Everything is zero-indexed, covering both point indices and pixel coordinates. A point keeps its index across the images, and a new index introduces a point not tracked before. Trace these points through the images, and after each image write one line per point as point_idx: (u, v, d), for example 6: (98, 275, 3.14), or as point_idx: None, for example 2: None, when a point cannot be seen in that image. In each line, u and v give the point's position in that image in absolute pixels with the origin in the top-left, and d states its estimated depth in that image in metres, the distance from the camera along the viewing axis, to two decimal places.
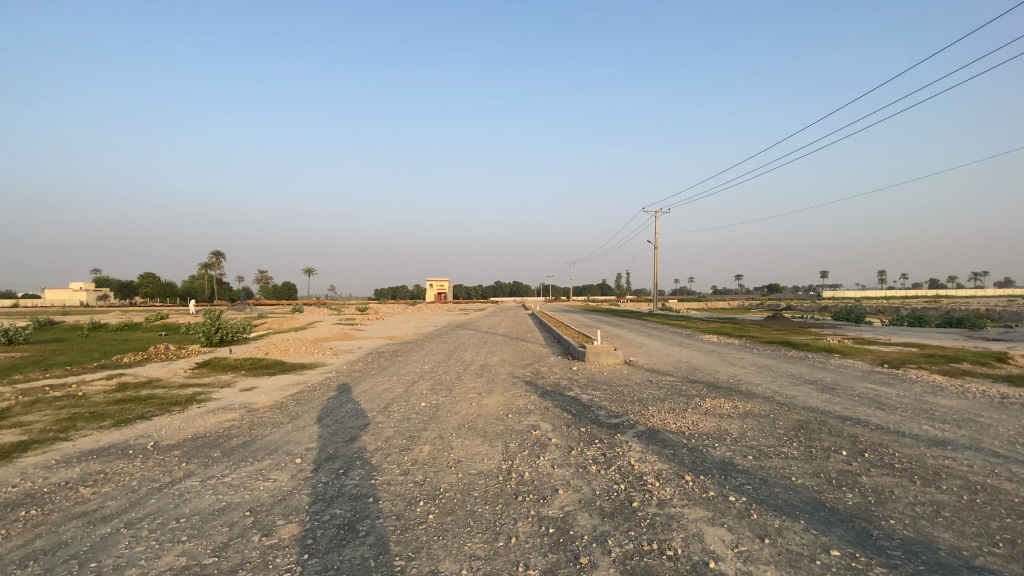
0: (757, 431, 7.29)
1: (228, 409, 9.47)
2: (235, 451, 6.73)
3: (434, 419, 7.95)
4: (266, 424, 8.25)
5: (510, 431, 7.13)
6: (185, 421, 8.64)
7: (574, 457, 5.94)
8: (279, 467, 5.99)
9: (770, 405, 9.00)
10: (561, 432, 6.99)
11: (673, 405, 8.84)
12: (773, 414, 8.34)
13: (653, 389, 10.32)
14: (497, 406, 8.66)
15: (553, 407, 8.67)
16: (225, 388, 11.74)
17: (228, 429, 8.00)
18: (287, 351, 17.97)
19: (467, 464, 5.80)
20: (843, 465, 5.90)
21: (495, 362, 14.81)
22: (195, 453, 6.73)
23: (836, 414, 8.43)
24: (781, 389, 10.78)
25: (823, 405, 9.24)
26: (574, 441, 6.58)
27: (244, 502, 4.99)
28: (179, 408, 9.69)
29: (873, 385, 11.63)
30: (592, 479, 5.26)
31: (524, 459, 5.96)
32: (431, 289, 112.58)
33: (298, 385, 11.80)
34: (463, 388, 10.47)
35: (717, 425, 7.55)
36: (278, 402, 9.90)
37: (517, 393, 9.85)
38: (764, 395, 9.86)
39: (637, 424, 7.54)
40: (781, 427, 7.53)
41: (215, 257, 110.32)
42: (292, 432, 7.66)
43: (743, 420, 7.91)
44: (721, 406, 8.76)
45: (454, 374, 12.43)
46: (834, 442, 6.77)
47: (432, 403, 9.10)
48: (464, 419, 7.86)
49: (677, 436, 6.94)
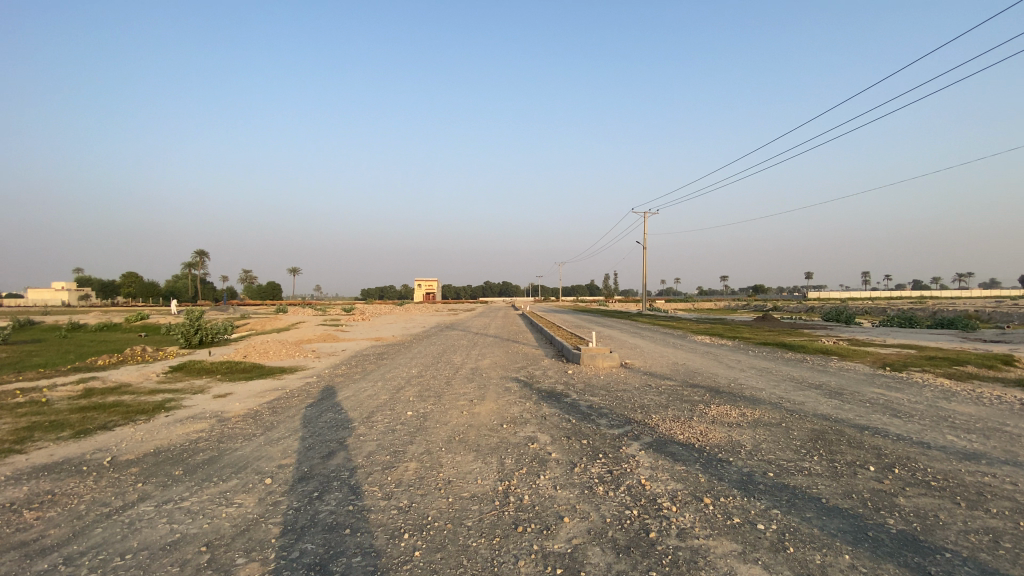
0: (771, 443, 6.72)
1: (198, 419, 8.73)
2: (199, 469, 6.02)
3: (421, 431, 7.29)
4: (237, 436, 7.54)
5: (505, 444, 6.49)
6: (148, 432, 7.89)
7: (577, 476, 5.33)
8: (245, 489, 5.29)
9: (781, 413, 8.44)
10: (561, 445, 6.37)
11: (678, 412, 8.27)
12: (785, 423, 7.81)
13: (654, 394, 9.75)
14: (490, 415, 8.03)
15: (550, 415, 8.06)
16: (198, 395, 10.97)
17: (195, 441, 7.27)
18: (267, 354, 17.20)
19: (457, 486, 5.17)
20: (875, 486, 5.33)
21: (486, 365, 14.15)
22: (153, 469, 6.00)
23: (851, 423, 7.91)
24: (788, 394, 10.25)
25: (837, 412, 8.71)
26: (576, 456, 5.96)
27: (202, 534, 4.30)
28: (146, 417, 8.93)
29: (881, 389, 11.15)
30: (600, 504, 4.65)
31: (522, 478, 5.34)
32: (419, 289, 111.63)
33: (276, 392, 11.04)
34: (452, 395, 9.80)
35: (728, 436, 6.98)
36: (253, 411, 9.17)
37: (510, 400, 9.20)
38: (772, 401, 9.33)
39: (644, 435, 6.94)
40: (797, 438, 6.97)
41: (200, 256, 108.73)
42: (264, 446, 6.97)
43: (755, 430, 7.33)
44: (729, 414, 8.21)
45: (443, 379, 11.77)
46: (858, 456, 6.24)
47: (419, 412, 8.45)
48: (454, 431, 7.22)
49: (688, 448, 6.36)
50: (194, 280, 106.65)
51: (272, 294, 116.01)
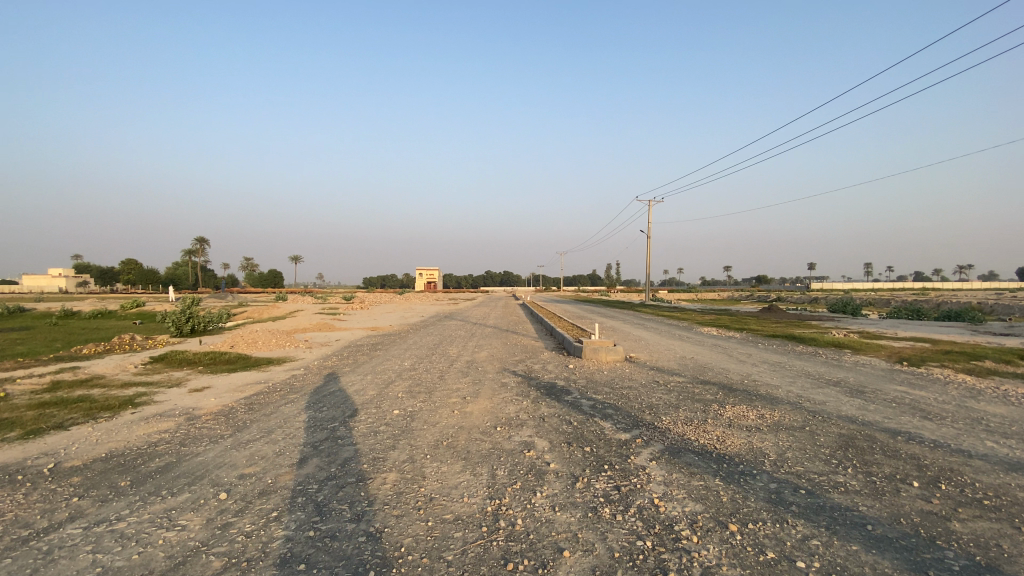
0: (797, 451, 5.97)
1: (164, 417, 8.04)
2: (147, 480, 5.40)
3: (405, 434, 6.55)
4: (202, 438, 6.84)
5: (497, 452, 5.75)
6: (107, 432, 7.22)
7: (578, 494, 4.58)
8: (194, 507, 4.64)
9: (803, 415, 7.66)
10: (561, 454, 5.63)
11: (689, 414, 7.51)
12: (809, 426, 7.06)
13: (662, 392, 8.98)
14: (483, 416, 7.27)
15: (549, 415, 7.32)
16: (173, 389, 10.29)
17: (154, 446, 6.58)
18: (255, 344, 16.50)
19: (439, 505, 4.43)
20: (922, 507, 4.54)
21: (483, 358, 13.42)
22: (96, 481, 5.45)
23: (881, 427, 7.11)
24: (805, 393, 9.48)
25: (862, 413, 7.93)
26: (578, 468, 5.22)
27: (127, 568, 3.60)
28: (109, 414, 8.25)
29: (905, 387, 10.33)
30: (607, 532, 3.92)
31: (516, 495, 4.60)
32: (420, 278, 111.06)
33: (257, 386, 10.36)
34: (444, 392, 9.07)
35: (748, 444, 6.21)
36: (227, 409, 8.46)
37: (506, 397, 8.45)
38: (790, 401, 8.56)
39: (654, 441, 6.19)
40: (824, 446, 6.20)
41: (200, 244, 108.06)
42: (229, 451, 6.26)
43: (778, 436, 6.56)
44: (745, 416, 7.45)
45: (436, 373, 11.02)
46: (897, 468, 5.46)
47: (406, 412, 7.70)
48: (443, 434, 6.48)
49: (705, 458, 5.60)
50: (194, 267, 106.12)
51: (273, 282, 115.30)
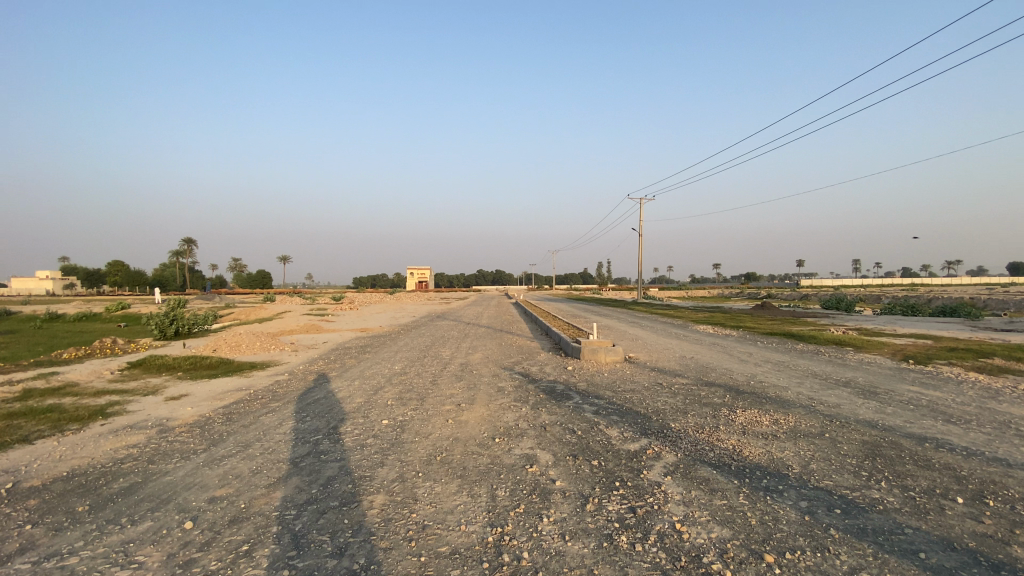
0: (822, 462, 5.50)
1: (135, 428, 7.44)
2: (108, 505, 4.77)
3: (395, 447, 6.02)
4: (173, 454, 6.25)
5: (495, 468, 5.22)
6: (71, 447, 6.61)
7: (590, 519, 4.07)
8: (156, 539, 4.08)
9: (819, 419, 7.20)
10: (567, 469, 5.12)
11: (700, 420, 7.02)
12: (828, 432, 6.59)
13: (668, 396, 8.49)
14: (479, 426, 6.75)
15: (551, 423, 6.81)
16: (149, 397, 9.67)
17: (122, 462, 6.00)
18: (239, 347, 15.87)
19: (434, 534, 3.90)
20: (975, 528, 4.07)
21: (477, 360, 12.89)
22: (51, 504, 4.87)
23: (906, 433, 6.65)
24: (817, 394, 9.02)
25: (882, 417, 7.47)
26: (587, 486, 4.70)
27: None
28: (77, 426, 7.65)
29: (918, 388, 9.90)
30: (627, 567, 3.41)
31: (520, 521, 4.08)
32: (410, 278, 110.28)
33: (238, 393, 9.77)
34: (437, 398, 8.52)
35: (768, 453, 5.73)
36: (203, 419, 7.87)
37: (504, 404, 7.94)
38: (803, 404, 8.10)
39: (667, 452, 5.68)
40: (850, 456, 5.73)
41: (188, 245, 106.76)
42: (202, 469, 5.69)
43: (798, 444, 6.08)
44: (759, 421, 6.97)
45: (428, 378, 10.48)
46: (935, 483, 4.99)
47: (396, 421, 7.15)
48: (437, 447, 5.96)
49: (725, 472, 5.10)
50: (182, 268, 104.68)
51: (262, 283, 114.26)
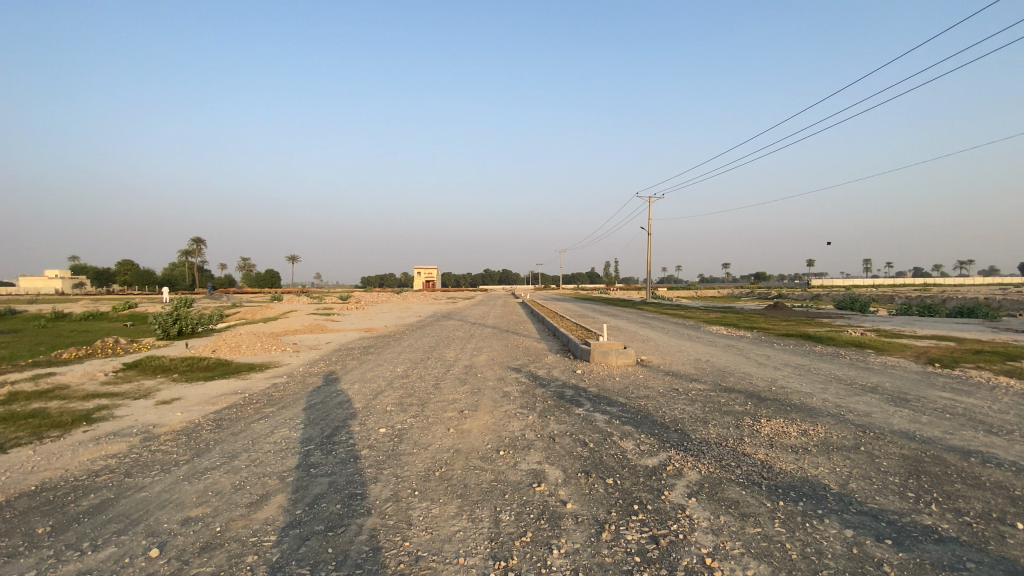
0: (862, 481, 4.96)
1: (118, 437, 7.00)
2: (71, 526, 4.31)
3: (392, 460, 5.54)
4: (152, 466, 5.80)
5: (500, 486, 4.72)
6: (47, 457, 6.18)
7: (606, 552, 3.56)
8: (117, 569, 3.61)
9: (851, 430, 6.63)
10: (579, 489, 4.61)
11: (722, 432, 6.48)
12: (863, 445, 6.04)
13: (684, 404, 7.96)
14: (483, 436, 6.25)
15: (560, 434, 6.31)
16: (140, 401, 9.25)
17: (97, 475, 5.56)
18: (239, 348, 15.48)
19: (429, 569, 3.41)
20: None
21: (482, 362, 12.40)
22: (9, 524, 4.41)
23: (948, 446, 6.08)
24: (844, 401, 8.44)
25: (917, 427, 6.90)
26: (602, 510, 4.20)
27: None
28: (58, 433, 7.23)
29: (950, 394, 9.30)
30: None
31: (528, 553, 3.58)
32: (418, 279, 109.97)
33: (232, 397, 9.32)
34: (438, 404, 8.03)
35: (801, 470, 5.20)
36: (191, 426, 7.43)
37: (509, 411, 7.44)
38: (832, 413, 7.54)
39: (690, 468, 5.15)
40: (892, 473, 5.18)
41: (197, 245, 107.21)
42: (182, 483, 5.23)
43: (831, 459, 5.54)
44: (786, 433, 6.43)
45: (431, 382, 9.97)
46: (992, 507, 4.43)
47: (394, 430, 6.67)
48: (436, 460, 5.47)
49: (756, 492, 4.58)
50: (191, 268, 105.11)
51: (270, 282, 114.40)
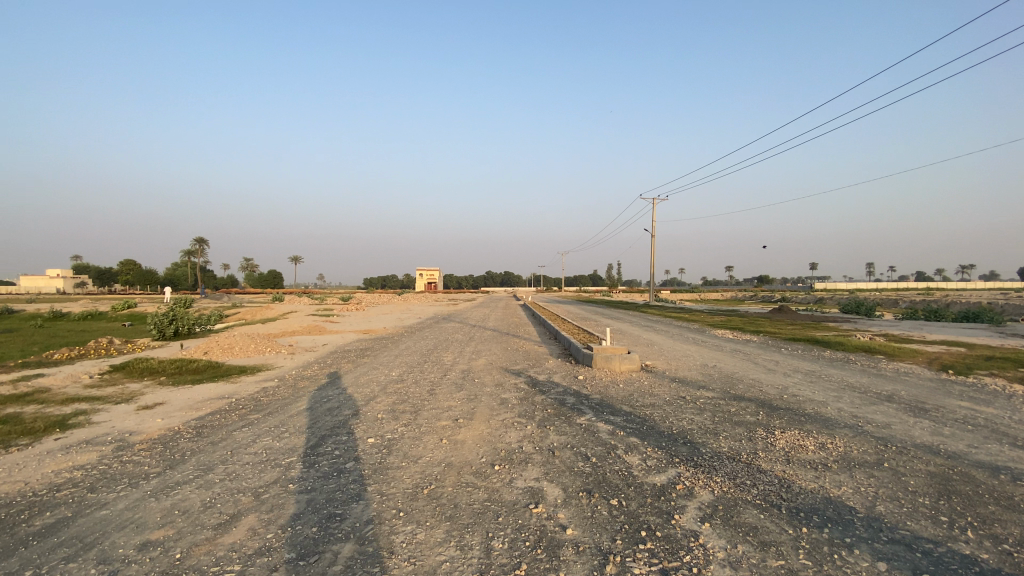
0: (890, 502, 4.48)
1: (90, 445, 6.60)
2: (17, 551, 3.91)
3: (378, 475, 5.11)
4: (120, 479, 5.39)
5: (494, 508, 4.28)
6: (10, 468, 5.78)
7: None
8: None
9: (871, 444, 6.16)
10: (580, 512, 4.18)
11: (733, 445, 6.02)
12: (886, 460, 5.57)
13: (692, 413, 7.52)
14: (477, 448, 5.82)
15: (560, 446, 5.87)
16: (120, 406, 8.85)
17: (59, 490, 5.15)
18: (232, 350, 15.08)
19: None
20: None
21: (480, 366, 11.96)
22: None
23: (978, 461, 5.60)
24: (859, 411, 7.98)
25: (940, 440, 6.42)
26: (606, 538, 3.77)
27: None
28: (27, 441, 6.83)
29: (969, 403, 8.81)
30: None
31: None
32: (420, 279, 109.67)
33: (217, 403, 8.91)
34: (432, 412, 7.59)
35: (823, 489, 4.74)
36: (169, 434, 7.02)
37: (506, 420, 7.01)
38: (848, 424, 7.07)
39: (701, 488, 4.70)
40: (922, 492, 4.70)
41: (199, 245, 107.05)
42: (148, 500, 4.82)
43: (854, 477, 5.08)
44: (802, 447, 5.97)
45: (426, 387, 9.53)
46: None
47: (383, 441, 6.25)
48: (426, 476, 5.04)
49: (775, 517, 4.13)
50: (193, 268, 104.98)
51: (273, 282, 114.22)
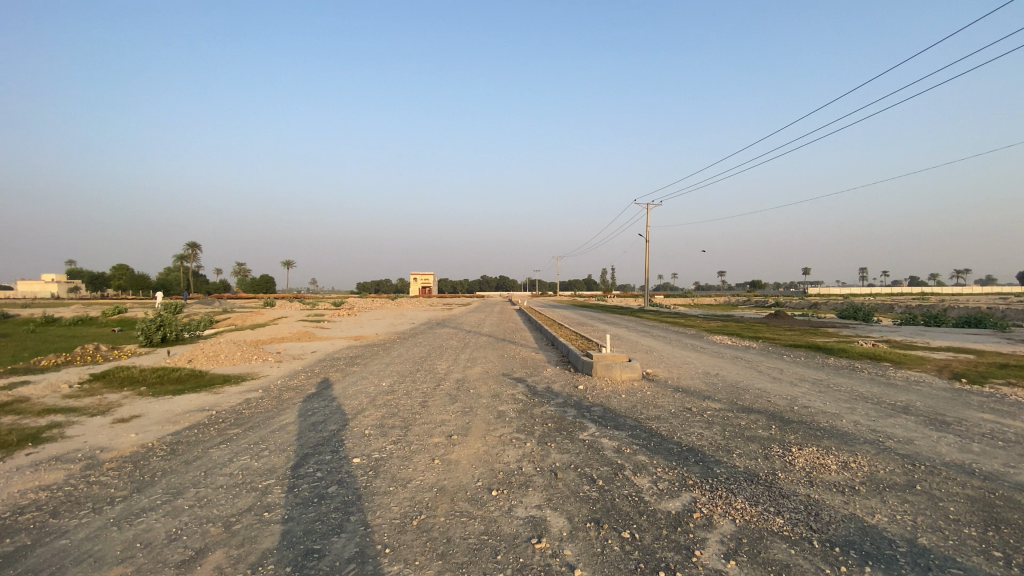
0: (935, 534, 4.03)
1: (58, 463, 6.08)
2: None
3: (364, 502, 4.62)
4: (83, 504, 4.88)
5: (492, 543, 3.81)
6: None
7: None
8: None
9: (898, 463, 5.71)
10: (588, 548, 3.70)
11: (750, 464, 5.55)
12: (918, 483, 5.12)
13: (701, 427, 7.07)
14: (473, 470, 5.32)
15: (562, 467, 5.39)
16: (95, 419, 8.31)
17: (14, 515, 4.63)
18: (218, 358, 14.52)
19: None
20: None
21: (476, 375, 11.49)
22: None
23: (1017, 483, 5.16)
24: (877, 424, 7.55)
25: (972, 458, 5.98)
26: None
27: None
28: None
29: (990, 415, 8.40)
30: None
31: None
32: (414, 283, 109.14)
33: (196, 415, 8.39)
34: (424, 427, 7.09)
35: (855, 517, 4.29)
36: (142, 452, 6.50)
37: (504, 436, 6.54)
38: (869, 440, 6.62)
39: (721, 517, 4.22)
40: (967, 522, 4.24)
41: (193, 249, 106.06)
42: (108, 529, 4.31)
43: (887, 502, 4.62)
44: (825, 466, 5.52)
45: (419, 398, 9.03)
46: None
47: (371, 461, 5.74)
48: (416, 503, 4.54)
49: (808, 553, 3.66)
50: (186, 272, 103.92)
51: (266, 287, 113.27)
